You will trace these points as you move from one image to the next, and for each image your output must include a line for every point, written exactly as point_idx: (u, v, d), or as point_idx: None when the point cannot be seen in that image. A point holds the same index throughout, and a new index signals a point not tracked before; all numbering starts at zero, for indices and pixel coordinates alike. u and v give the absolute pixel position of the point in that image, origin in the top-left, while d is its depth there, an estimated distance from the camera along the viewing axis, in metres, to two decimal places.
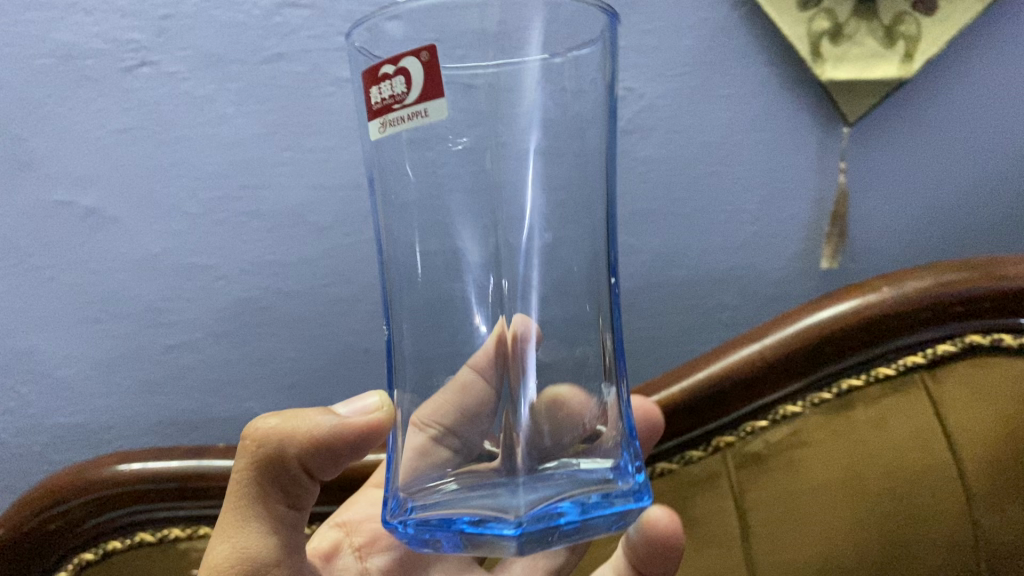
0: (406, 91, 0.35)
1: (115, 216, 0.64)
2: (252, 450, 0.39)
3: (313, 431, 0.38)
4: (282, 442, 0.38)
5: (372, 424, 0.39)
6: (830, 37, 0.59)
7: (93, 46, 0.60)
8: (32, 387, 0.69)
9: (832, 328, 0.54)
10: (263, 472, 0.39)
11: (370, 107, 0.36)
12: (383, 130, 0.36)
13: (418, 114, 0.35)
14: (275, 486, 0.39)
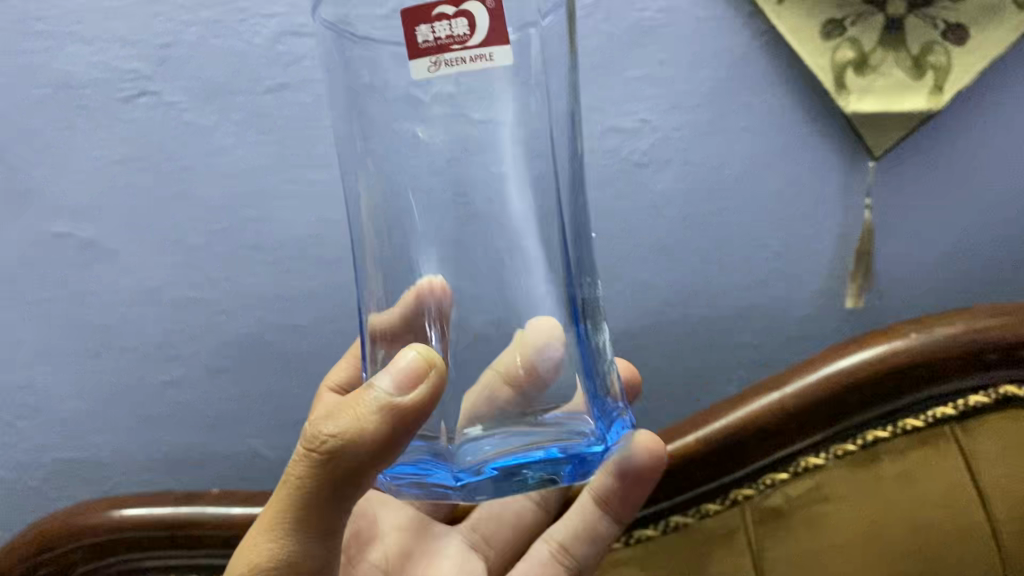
0: (468, 33, 0.34)
1: (112, 249, 0.62)
2: (317, 457, 0.36)
3: (372, 426, 0.35)
4: (337, 445, 0.35)
5: (430, 397, 0.35)
6: (855, 68, 0.57)
7: (92, 76, 0.58)
8: (26, 422, 0.67)
9: (856, 375, 0.51)
10: (330, 475, 0.36)
11: (415, 45, 0.35)
12: (432, 69, 0.35)
13: (481, 58, 0.34)
14: (343, 485, 0.36)
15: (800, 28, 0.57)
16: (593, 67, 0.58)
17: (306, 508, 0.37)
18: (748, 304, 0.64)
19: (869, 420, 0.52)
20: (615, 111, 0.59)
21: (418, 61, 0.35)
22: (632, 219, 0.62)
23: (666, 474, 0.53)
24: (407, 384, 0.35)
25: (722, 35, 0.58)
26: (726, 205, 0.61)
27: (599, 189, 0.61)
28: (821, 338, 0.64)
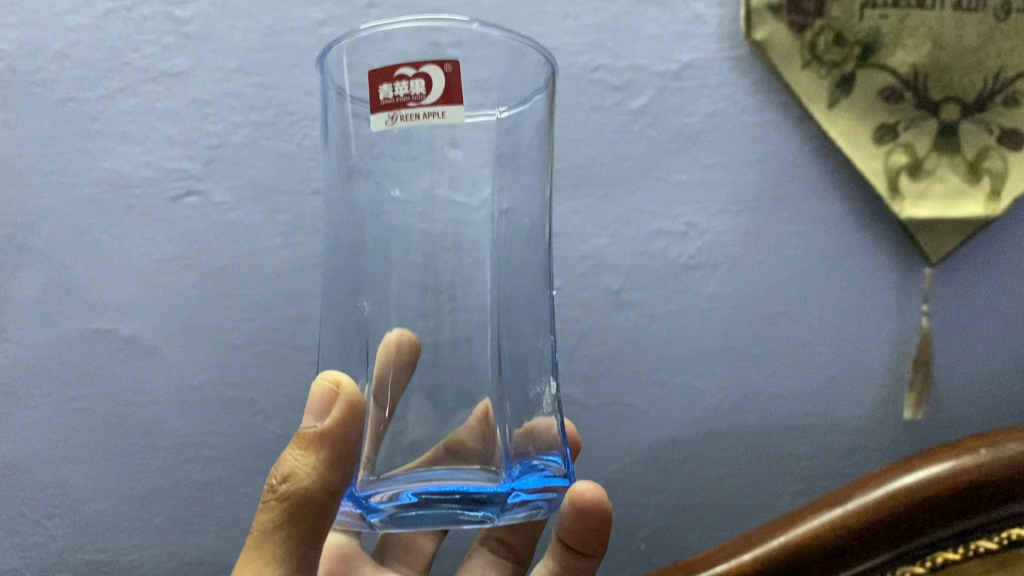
0: (425, 92, 0.33)
1: (152, 347, 0.61)
2: (280, 501, 0.34)
3: (319, 443, 0.34)
4: (296, 479, 0.34)
5: (359, 399, 0.35)
6: (909, 173, 0.56)
7: (142, 175, 0.59)
8: (47, 525, 0.64)
9: (923, 493, 0.48)
10: (299, 514, 0.34)
11: (376, 99, 0.34)
12: (389, 123, 0.34)
13: (434, 117, 0.33)
14: (311, 520, 0.34)
15: (853, 132, 0.56)
16: (639, 171, 0.58)
17: (292, 560, 0.34)
18: (802, 412, 0.61)
19: (941, 539, 0.49)
20: (661, 215, 0.58)
21: (377, 116, 0.34)
22: (679, 323, 0.60)
23: None
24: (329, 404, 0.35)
25: (770, 139, 0.57)
26: (777, 310, 0.60)
27: (645, 291, 0.59)
28: (882, 448, 0.60)
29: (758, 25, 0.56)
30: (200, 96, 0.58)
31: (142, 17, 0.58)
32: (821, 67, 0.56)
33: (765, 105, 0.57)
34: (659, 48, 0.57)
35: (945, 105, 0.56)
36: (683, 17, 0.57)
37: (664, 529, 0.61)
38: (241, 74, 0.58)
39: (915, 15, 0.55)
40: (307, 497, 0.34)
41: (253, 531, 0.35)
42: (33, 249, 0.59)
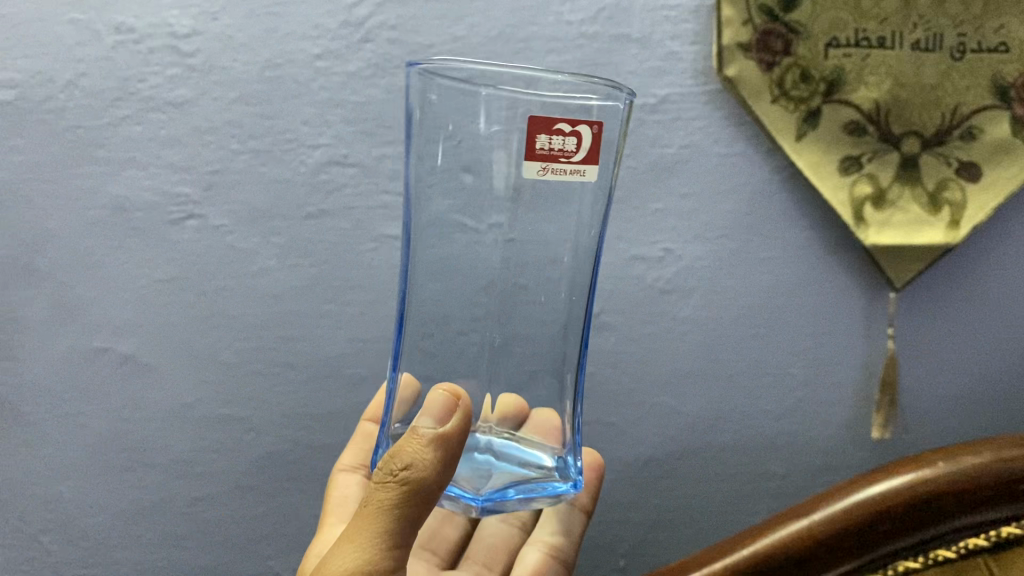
0: (575, 150, 0.39)
1: (151, 364, 0.64)
2: (397, 486, 0.37)
3: (439, 443, 0.38)
4: (417, 470, 0.37)
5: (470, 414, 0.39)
6: (873, 203, 0.59)
7: (144, 200, 0.61)
8: (53, 536, 0.67)
9: (881, 505, 0.50)
10: (413, 499, 0.38)
11: (531, 149, 0.39)
12: (539, 172, 0.39)
13: (578, 173, 0.39)
14: (419, 506, 0.38)
15: (819, 164, 0.59)
16: (619, 200, 0.61)
17: (395, 537, 0.38)
18: (772, 432, 0.64)
19: (898, 548, 0.51)
20: (639, 240, 0.61)
21: (529, 163, 0.39)
22: (657, 345, 0.63)
23: None
24: (446, 416, 0.39)
25: (743, 171, 0.60)
26: (749, 332, 0.62)
27: (624, 314, 0.62)
28: (846, 466, 0.65)
29: (729, 62, 0.58)
30: (202, 124, 0.60)
31: (149, 49, 0.59)
32: (788, 103, 0.59)
33: (737, 138, 0.60)
34: (637, 84, 0.59)
35: (906, 138, 0.59)
36: (658, 54, 0.59)
37: (643, 543, 0.66)
38: (240, 103, 0.60)
39: (877, 54, 0.58)
40: (421, 488, 0.37)
41: (365, 506, 0.38)
42: (38, 268, 0.62)
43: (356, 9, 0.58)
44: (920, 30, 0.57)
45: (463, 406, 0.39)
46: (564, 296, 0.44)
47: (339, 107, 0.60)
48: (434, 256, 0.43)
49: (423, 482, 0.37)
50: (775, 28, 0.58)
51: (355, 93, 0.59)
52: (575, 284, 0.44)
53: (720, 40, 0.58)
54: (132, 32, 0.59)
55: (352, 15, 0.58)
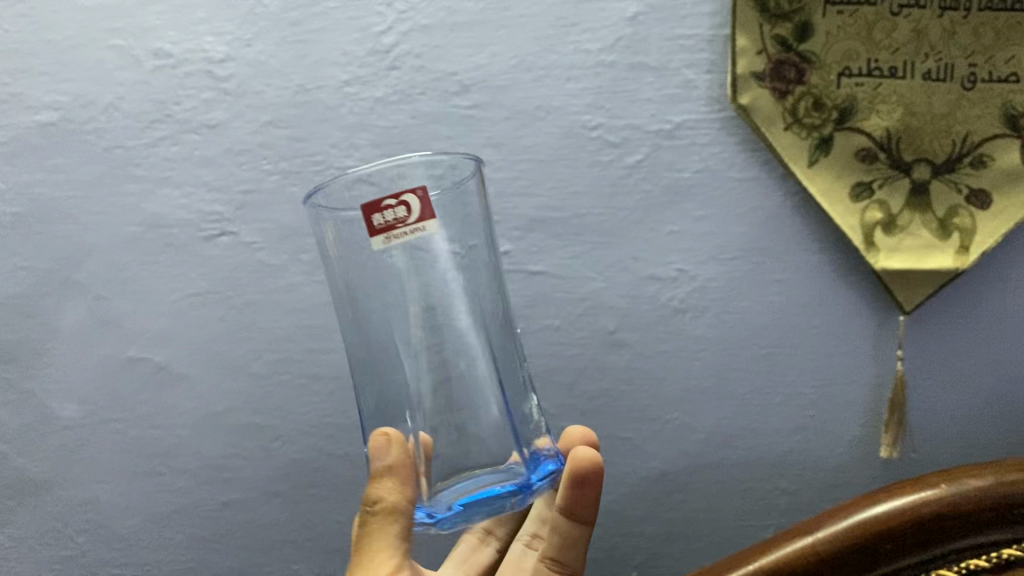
0: (408, 215, 0.38)
1: (182, 373, 0.66)
2: (374, 513, 0.42)
3: (391, 471, 0.41)
4: (383, 496, 0.41)
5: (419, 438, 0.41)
6: (883, 228, 0.61)
7: (179, 217, 0.64)
8: (88, 536, 0.70)
9: (889, 523, 0.51)
10: (390, 521, 0.42)
11: (372, 227, 0.39)
12: (385, 244, 0.39)
13: (419, 232, 0.39)
14: (398, 528, 0.42)
15: (831, 190, 0.61)
16: (634, 222, 0.63)
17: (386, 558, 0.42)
18: (783, 449, 0.65)
19: (905, 567, 0.52)
20: (653, 261, 0.63)
21: (374, 240, 0.39)
22: (669, 362, 0.64)
23: None
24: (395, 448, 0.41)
25: (756, 195, 0.62)
26: (761, 351, 0.64)
27: (639, 332, 0.64)
28: (856, 483, 0.65)
29: (743, 90, 0.60)
30: (235, 146, 0.63)
31: (184, 74, 0.62)
32: (801, 130, 0.60)
33: (751, 163, 0.61)
34: (654, 110, 0.61)
35: (917, 165, 0.60)
36: (675, 82, 0.61)
37: (655, 554, 0.67)
38: (273, 127, 0.63)
39: (888, 83, 0.60)
40: (392, 519, 0.42)
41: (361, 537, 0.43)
42: (78, 281, 0.65)
43: (383, 38, 0.61)
44: (931, 60, 0.59)
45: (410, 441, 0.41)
46: (494, 353, 0.42)
47: (366, 131, 0.62)
48: (370, 329, 0.41)
49: (392, 512, 0.42)
50: (788, 58, 0.60)
51: (381, 118, 0.62)
52: (493, 312, 0.43)
53: (735, 69, 0.60)
54: (170, 57, 0.62)
55: (380, 43, 0.61)
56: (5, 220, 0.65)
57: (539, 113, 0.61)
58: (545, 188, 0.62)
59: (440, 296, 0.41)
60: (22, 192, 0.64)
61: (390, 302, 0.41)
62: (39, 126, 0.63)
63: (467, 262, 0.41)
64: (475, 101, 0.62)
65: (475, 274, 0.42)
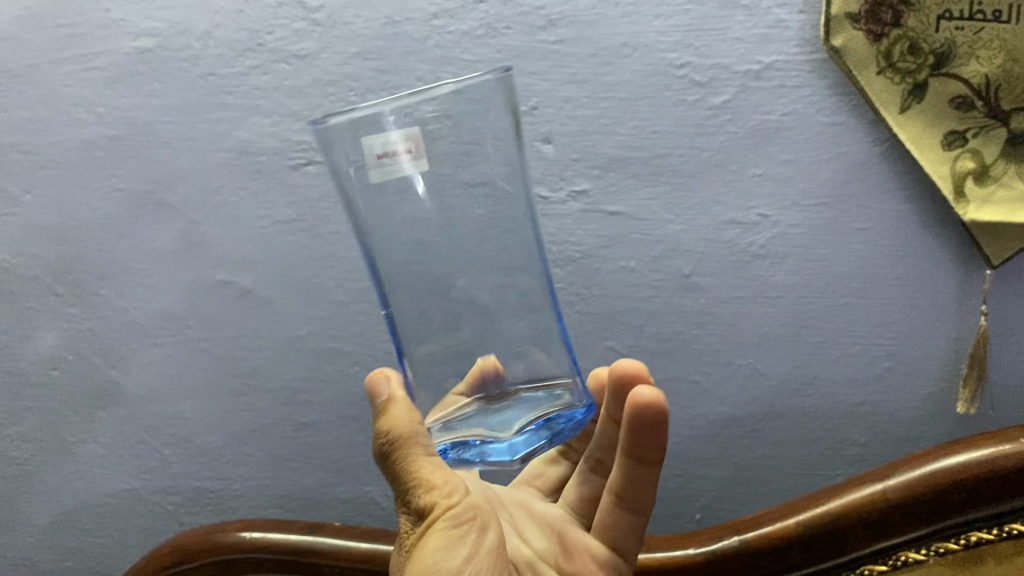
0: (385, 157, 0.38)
1: (267, 298, 0.68)
2: (397, 449, 0.40)
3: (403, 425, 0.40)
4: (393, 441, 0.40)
5: (397, 397, 0.41)
6: (975, 178, 0.58)
7: (268, 144, 0.65)
8: (174, 449, 0.73)
9: (957, 475, 0.52)
10: (407, 454, 0.40)
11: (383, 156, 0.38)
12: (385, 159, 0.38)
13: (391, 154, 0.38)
14: (424, 455, 0.41)
15: (921, 137, 0.59)
16: (717, 163, 0.62)
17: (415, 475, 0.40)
18: (857, 401, 0.65)
19: (977, 518, 0.53)
20: (735, 206, 0.62)
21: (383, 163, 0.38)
22: (744, 307, 0.64)
23: (766, 555, 0.56)
24: (386, 385, 0.42)
25: (844, 141, 0.60)
26: (839, 300, 0.63)
27: (716, 276, 0.64)
28: (930, 440, 0.64)
29: (837, 32, 0.58)
30: (324, 76, 0.64)
31: (279, 3, 0.63)
32: (894, 75, 0.58)
33: (841, 107, 0.60)
34: (742, 50, 0.60)
35: (1016, 115, 0.57)
36: (765, 21, 0.59)
37: (719, 500, 0.68)
38: (360, 58, 0.63)
39: (991, 28, 0.56)
40: (411, 446, 0.40)
41: (398, 469, 0.40)
42: (170, 204, 0.67)
43: None
44: None
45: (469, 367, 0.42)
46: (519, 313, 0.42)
47: (451, 64, 0.63)
48: (410, 290, 0.41)
49: (418, 435, 0.40)
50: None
51: (467, 51, 0.62)
52: (522, 255, 0.42)
53: (829, 10, 0.58)
54: None
55: None
56: (104, 142, 0.67)
57: (625, 50, 0.61)
58: (627, 127, 0.62)
59: (471, 232, 0.40)
60: (120, 116, 0.66)
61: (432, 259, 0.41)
62: (137, 52, 0.65)
63: (488, 191, 0.40)
64: (561, 36, 0.61)
65: (502, 208, 0.40)
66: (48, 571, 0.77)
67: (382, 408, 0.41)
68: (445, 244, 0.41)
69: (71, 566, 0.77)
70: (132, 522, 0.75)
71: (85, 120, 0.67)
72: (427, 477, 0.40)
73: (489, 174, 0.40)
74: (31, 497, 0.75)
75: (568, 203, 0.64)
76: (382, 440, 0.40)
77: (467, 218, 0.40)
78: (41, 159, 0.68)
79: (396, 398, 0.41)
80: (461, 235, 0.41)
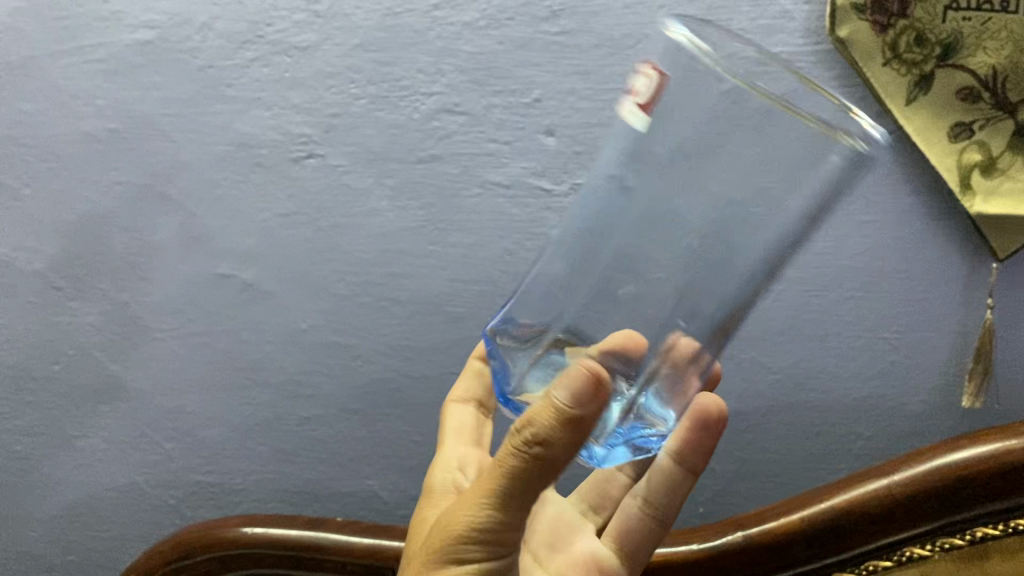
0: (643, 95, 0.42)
1: (269, 292, 0.68)
2: (531, 462, 0.36)
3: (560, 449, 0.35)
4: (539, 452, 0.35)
5: (575, 416, 0.35)
6: (982, 170, 0.58)
7: (269, 137, 0.65)
8: (176, 443, 0.73)
9: (964, 472, 0.52)
10: (533, 473, 0.36)
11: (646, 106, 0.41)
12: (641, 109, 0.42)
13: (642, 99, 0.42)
14: (538, 482, 0.37)
15: (927, 129, 0.58)
16: None
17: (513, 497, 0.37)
18: (861, 394, 0.64)
19: (983, 515, 0.52)
20: None
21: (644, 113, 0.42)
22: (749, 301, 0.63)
23: (770, 550, 0.56)
24: (586, 392, 0.35)
25: None
26: (844, 294, 0.63)
27: None
28: (935, 434, 0.64)
29: (842, 23, 0.57)
30: (325, 69, 0.63)
31: None
32: (901, 66, 0.58)
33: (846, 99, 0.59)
34: (747, 41, 0.59)
35: None
36: (770, 12, 0.59)
37: (722, 493, 0.68)
38: (361, 50, 0.63)
39: (999, 18, 0.56)
40: (551, 462, 0.36)
41: (510, 472, 0.37)
42: (171, 198, 0.67)
43: None
44: None
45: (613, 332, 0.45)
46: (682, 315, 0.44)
47: (453, 56, 0.62)
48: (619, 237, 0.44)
49: (554, 461, 0.36)
50: None
51: (468, 43, 0.62)
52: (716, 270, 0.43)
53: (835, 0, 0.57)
54: None
55: None
56: (105, 135, 0.67)
57: (628, 41, 0.60)
58: None
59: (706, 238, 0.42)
60: (120, 108, 0.66)
61: (659, 234, 0.43)
62: (136, 45, 0.65)
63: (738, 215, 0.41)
64: (564, 27, 0.61)
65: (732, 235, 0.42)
66: (50, 564, 0.77)
67: (551, 404, 0.35)
68: (674, 228, 0.42)
69: (73, 560, 0.76)
70: (135, 516, 0.75)
71: (84, 113, 0.67)
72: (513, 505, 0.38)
73: (727, 196, 0.41)
74: (34, 491, 0.75)
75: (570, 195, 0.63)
76: (529, 431, 0.35)
77: (695, 226, 0.42)
78: (39, 152, 0.68)
79: (569, 412, 0.35)
80: (659, 217, 0.42)
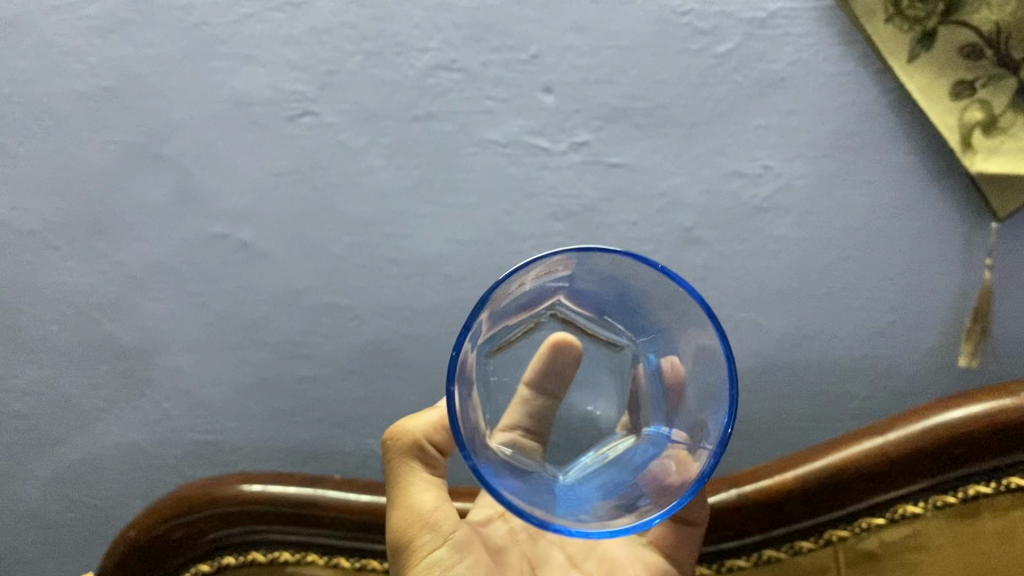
0: None
1: (265, 251, 0.68)
2: (401, 457, 0.48)
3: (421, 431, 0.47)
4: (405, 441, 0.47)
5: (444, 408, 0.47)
6: (983, 128, 0.57)
7: (264, 95, 0.64)
8: (175, 402, 0.73)
9: (960, 426, 0.53)
10: (406, 464, 0.47)
11: None
12: None
13: None
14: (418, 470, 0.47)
15: (930, 87, 0.57)
16: (721, 114, 0.61)
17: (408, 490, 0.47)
18: (858, 355, 0.64)
19: (975, 473, 0.53)
20: (738, 156, 0.61)
21: None
22: (746, 262, 0.64)
23: (764, 506, 0.56)
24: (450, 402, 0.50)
25: (849, 91, 0.59)
26: (841, 255, 0.62)
27: (718, 230, 0.63)
28: (930, 394, 0.64)
29: None
30: (319, 25, 0.62)
31: None
32: (903, 23, 0.57)
33: (846, 56, 0.59)
34: None
35: None
36: None
37: None
38: (355, 5, 0.62)
39: None
40: (415, 446, 0.47)
41: (396, 478, 0.47)
42: (165, 156, 0.66)
43: None
44: None
45: (542, 344, 0.45)
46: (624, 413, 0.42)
47: (449, 11, 0.61)
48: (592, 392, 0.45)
49: (419, 445, 0.47)
50: None
51: None
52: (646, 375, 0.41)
53: None
54: None
55: None
56: (97, 93, 0.66)
57: None
58: (629, 77, 0.61)
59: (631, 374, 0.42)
60: (112, 65, 0.65)
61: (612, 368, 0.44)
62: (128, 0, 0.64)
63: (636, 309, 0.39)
64: None
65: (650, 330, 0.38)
66: (52, 522, 0.78)
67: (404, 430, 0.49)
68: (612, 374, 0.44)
69: (75, 516, 0.77)
70: (136, 474, 0.75)
71: (78, 71, 0.66)
72: (422, 499, 0.47)
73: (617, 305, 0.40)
74: (35, 449, 0.75)
75: (569, 154, 0.63)
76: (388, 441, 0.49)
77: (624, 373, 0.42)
78: (31, 110, 0.67)
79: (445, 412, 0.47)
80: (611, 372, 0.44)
